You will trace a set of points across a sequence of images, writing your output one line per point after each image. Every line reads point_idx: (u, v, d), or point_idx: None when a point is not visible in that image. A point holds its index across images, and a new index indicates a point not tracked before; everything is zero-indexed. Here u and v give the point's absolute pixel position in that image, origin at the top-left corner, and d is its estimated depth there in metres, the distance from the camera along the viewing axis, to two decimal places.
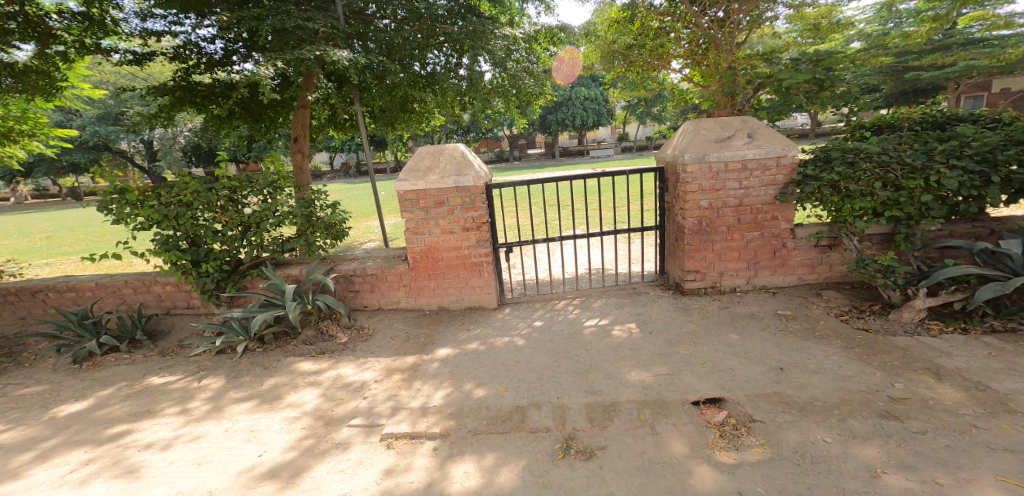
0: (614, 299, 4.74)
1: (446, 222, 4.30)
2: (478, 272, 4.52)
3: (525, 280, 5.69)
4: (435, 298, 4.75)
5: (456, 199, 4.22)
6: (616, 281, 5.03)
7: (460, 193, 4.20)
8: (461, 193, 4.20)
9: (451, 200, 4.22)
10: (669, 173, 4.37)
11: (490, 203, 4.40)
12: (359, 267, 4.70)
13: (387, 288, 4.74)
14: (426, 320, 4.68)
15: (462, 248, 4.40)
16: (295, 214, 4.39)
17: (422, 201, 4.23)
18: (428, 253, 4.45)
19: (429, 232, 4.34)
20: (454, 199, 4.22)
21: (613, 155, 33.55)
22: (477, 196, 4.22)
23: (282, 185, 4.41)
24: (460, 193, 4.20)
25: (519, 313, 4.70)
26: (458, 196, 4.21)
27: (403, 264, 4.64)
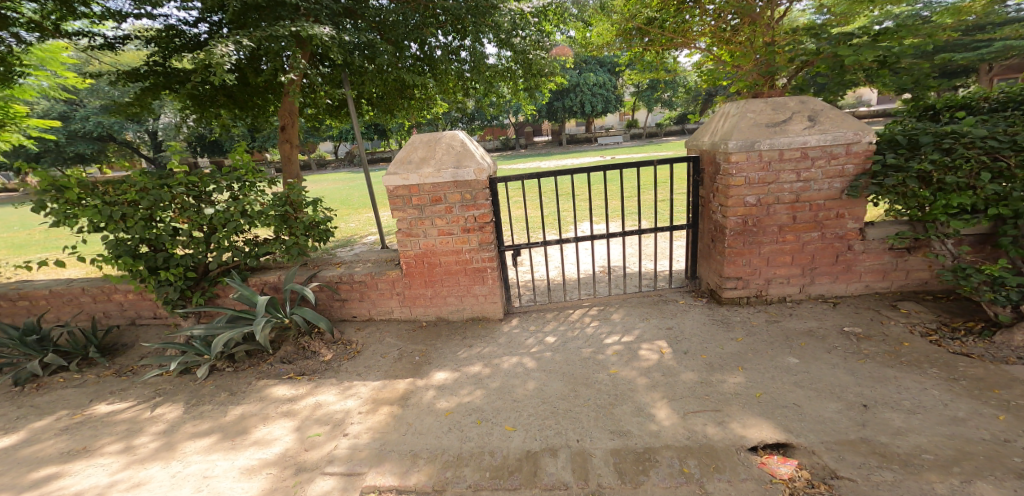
0: (638, 309, 4.10)
1: (444, 223, 3.66)
2: (481, 279, 3.88)
3: (534, 285, 5.05)
4: (433, 308, 4.13)
5: (455, 196, 3.57)
6: (640, 287, 4.37)
7: (460, 190, 3.56)
8: (460, 190, 3.55)
9: (450, 198, 3.58)
10: (705, 163, 3.66)
11: (494, 201, 3.75)
12: (346, 272, 4.09)
13: (378, 297, 4.14)
14: (423, 334, 4.09)
15: (464, 252, 3.75)
16: (269, 214, 3.67)
17: (415, 198, 3.59)
18: (423, 257, 3.81)
19: (424, 234, 3.70)
20: (452, 197, 3.58)
21: (623, 143, 32.52)
22: (479, 193, 3.57)
23: (252, 179, 3.71)
24: (459, 190, 3.56)
25: (529, 326, 4.08)
26: (457, 193, 3.56)
27: (396, 269, 4.02)
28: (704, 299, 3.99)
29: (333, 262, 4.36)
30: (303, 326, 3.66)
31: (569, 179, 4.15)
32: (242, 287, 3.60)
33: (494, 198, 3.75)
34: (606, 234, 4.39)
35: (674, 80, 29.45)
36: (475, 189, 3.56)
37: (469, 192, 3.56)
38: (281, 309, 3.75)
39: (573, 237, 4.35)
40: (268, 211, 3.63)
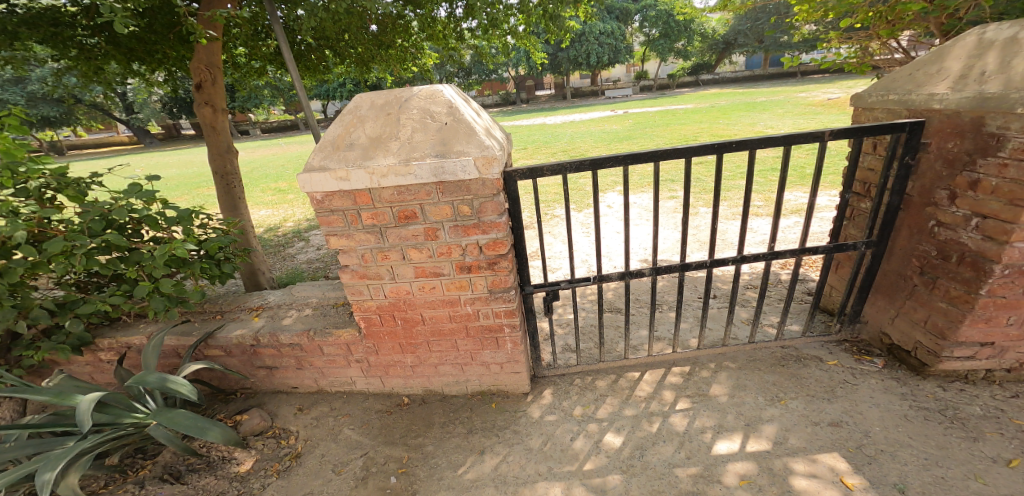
0: (754, 371, 2.45)
1: (422, 258, 1.92)
2: (494, 342, 2.26)
3: (567, 315, 3.37)
4: (418, 379, 2.55)
5: (440, 212, 1.79)
6: (753, 337, 2.59)
7: (450, 201, 1.76)
8: (450, 200, 1.76)
9: (430, 216, 1.80)
10: (948, 134, 1.74)
11: (513, 215, 1.97)
12: (265, 327, 2.39)
13: (327, 366, 2.53)
14: (404, 423, 2.52)
15: (462, 304, 2.09)
16: (75, 248, 1.87)
17: (365, 216, 1.82)
18: (393, 311, 2.16)
19: (390, 275, 2.00)
20: (435, 215, 1.80)
21: (634, 96, 29.79)
22: (489, 204, 1.77)
23: (19, 184, 1.96)
24: (449, 201, 1.77)
25: (573, 407, 2.46)
26: (446, 205, 1.77)
27: (347, 328, 2.34)
28: (881, 358, 2.32)
29: (249, 304, 2.60)
30: (172, 444, 2.08)
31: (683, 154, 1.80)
32: (29, 392, 1.97)
33: (514, 209, 1.96)
34: (725, 262, 2.11)
35: (692, 25, 26.46)
36: (478, 200, 1.76)
37: (470, 203, 1.77)
38: (137, 409, 2.24)
39: (653, 273, 2.16)
40: (59, 240, 1.85)
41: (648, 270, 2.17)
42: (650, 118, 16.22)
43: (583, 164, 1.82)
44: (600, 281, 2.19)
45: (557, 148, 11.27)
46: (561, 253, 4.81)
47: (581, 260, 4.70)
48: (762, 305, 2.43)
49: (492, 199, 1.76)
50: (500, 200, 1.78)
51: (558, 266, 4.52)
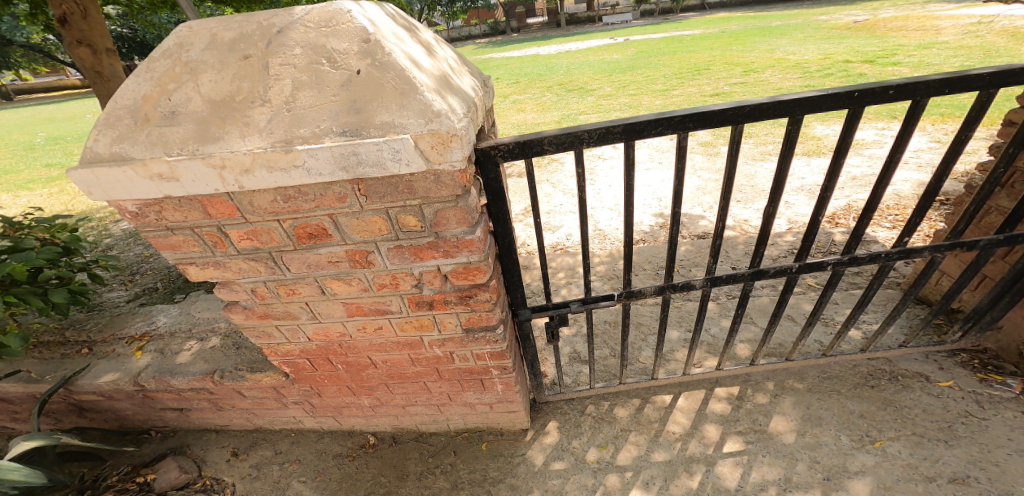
0: (831, 396, 1.86)
1: (353, 293, 1.19)
2: (478, 384, 1.61)
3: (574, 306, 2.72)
4: (384, 417, 1.85)
5: (367, 229, 1.03)
6: (829, 350, 1.93)
7: (381, 209, 0.99)
8: (380, 208, 0.99)
9: (353, 235, 1.04)
10: None
11: (496, 215, 1.22)
12: (149, 368, 1.66)
13: (255, 408, 1.83)
14: (370, 474, 1.82)
15: (427, 347, 1.41)
16: None
17: (235, 236, 1.03)
18: (327, 357, 1.46)
19: (306, 315, 1.27)
20: (360, 233, 1.03)
21: (633, 20, 27.34)
22: (449, 212, 1.02)
23: None
24: (380, 211, 1.00)
25: (586, 450, 1.87)
26: (375, 216, 1.00)
27: (263, 372, 1.59)
28: (1017, 378, 1.78)
29: (127, 331, 1.88)
30: None
31: (798, 107, 0.98)
32: None
33: (498, 208, 1.20)
34: (824, 268, 1.38)
35: None
36: (431, 208, 1.00)
37: (418, 210, 1.01)
38: None
39: (707, 283, 1.45)
40: None
41: (703, 282, 1.45)
42: (654, 44, 14.66)
43: (598, 131, 1.04)
44: (628, 299, 1.51)
45: (553, 80, 10.05)
46: (563, 207, 4.02)
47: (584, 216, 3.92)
48: (858, 316, 1.72)
49: (455, 204, 1.01)
50: (471, 206, 1.03)
51: (559, 225, 3.75)
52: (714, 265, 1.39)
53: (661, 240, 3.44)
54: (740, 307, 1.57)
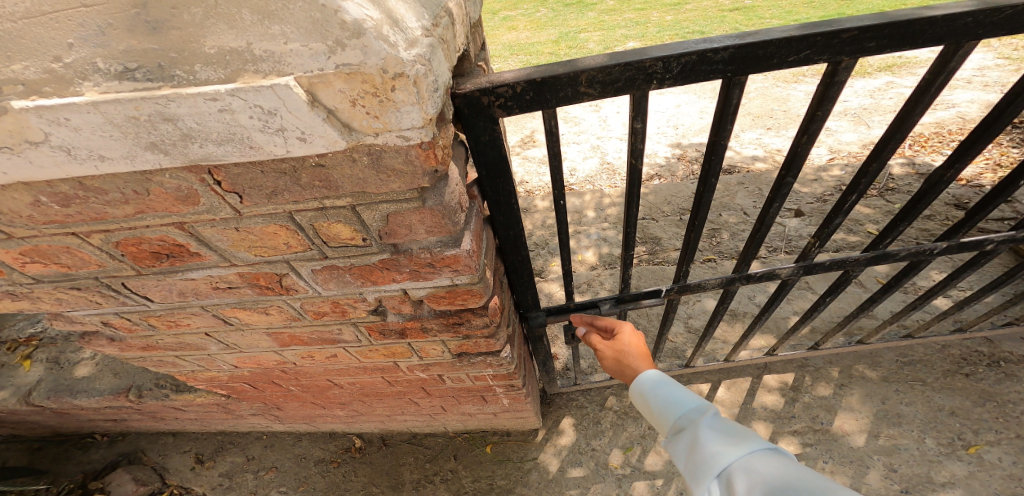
0: (913, 387, 1.51)
1: (277, 323, 0.77)
2: (477, 399, 1.26)
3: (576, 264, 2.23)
4: (367, 422, 1.48)
5: (265, 244, 0.59)
6: (918, 330, 1.49)
7: (283, 213, 0.55)
8: (278, 212, 0.55)
9: (244, 253, 0.61)
10: None
11: (493, 201, 0.77)
12: (42, 385, 1.22)
13: (205, 419, 1.39)
14: (360, 485, 1.54)
15: (406, 371, 1.03)
16: None
17: (9, 258, 0.60)
18: (274, 384, 1.08)
19: (215, 349, 0.86)
20: (256, 251, 0.60)
21: None
22: (410, 216, 0.60)
23: None
24: (283, 218, 0.56)
25: (608, 452, 1.51)
26: (272, 224, 0.56)
27: (195, 392, 1.15)
28: None
29: (9, 335, 1.41)
30: None
31: None
32: None
33: (496, 193, 0.76)
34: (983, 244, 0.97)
35: None
36: (380, 210, 0.58)
37: (355, 215, 0.57)
38: None
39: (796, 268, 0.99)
40: None
41: (793, 272, 1.01)
42: None
43: (685, 61, 0.57)
44: (681, 294, 1.07)
45: None
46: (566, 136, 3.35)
47: (591, 145, 3.23)
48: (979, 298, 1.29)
49: (420, 203, 0.58)
50: (451, 203, 0.60)
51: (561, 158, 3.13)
52: (819, 249, 0.94)
53: (681, 177, 2.80)
54: (837, 289, 1.12)
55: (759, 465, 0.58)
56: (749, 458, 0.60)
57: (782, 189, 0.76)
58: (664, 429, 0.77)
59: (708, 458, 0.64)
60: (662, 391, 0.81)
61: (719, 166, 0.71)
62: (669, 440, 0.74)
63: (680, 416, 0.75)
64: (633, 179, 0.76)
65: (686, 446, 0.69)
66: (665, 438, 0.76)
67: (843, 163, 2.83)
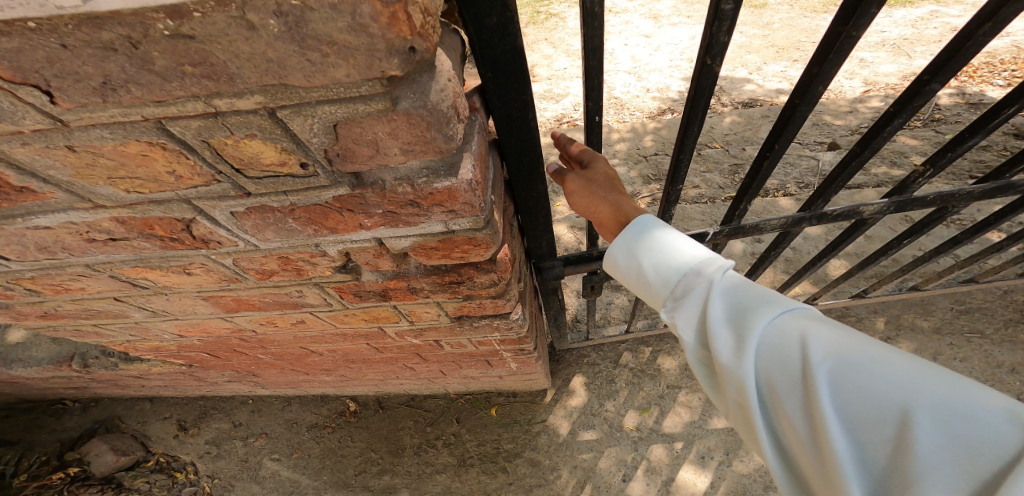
0: (968, 340, 1.35)
1: (211, 286, 0.57)
2: (482, 363, 1.09)
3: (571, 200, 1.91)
4: (359, 386, 1.33)
5: (133, 172, 0.38)
6: (983, 274, 1.31)
7: (145, 121, 0.34)
8: (135, 120, 0.34)
9: (108, 188, 0.40)
10: None
11: (503, 117, 0.53)
12: None
13: (177, 385, 1.24)
14: (358, 449, 1.43)
15: (395, 336, 0.85)
16: None
17: None
18: (237, 353, 0.90)
19: (140, 318, 0.66)
20: (125, 185, 0.40)
21: None
22: (373, 126, 0.38)
23: None
24: (151, 130, 0.35)
25: (623, 415, 1.38)
26: (132, 140, 0.35)
27: (149, 361, 0.98)
28: None
29: None
30: None
31: None
32: None
33: (506, 106, 0.51)
34: None
35: None
36: (321, 116, 0.36)
37: (276, 125, 0.36)
38: None
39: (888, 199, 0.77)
40: None
41: (882, 209, 0.77)
42: None
43: None
44: (730, 237, 0.82)
45: None
46: (568, 71, 2.82)
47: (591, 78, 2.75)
48: None
49: (387, 106, 0.36)
50: (440, 107, 0.37)
51: (564, 93, 2.68)
52: (927, 181, 0.71)
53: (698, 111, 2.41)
54: (923, 228, 0.92)
55: (827, 351, 0.36)
56: (803, 337, 0.38)
57: (918, 99, 0.51)
58: (657, 296, 0.52)
59: (735, 339, 0.41)
60: (654, 244, 0.54)
61: (838, 67, 0.48)
62: (667, 311, 0.50)
63: (682, 276, 0.50)
64: (703, 85, 0.52)
65: (695, 321, 0.46)
66: (660, 306, 0.52)
67: (880, 96, 2.25)
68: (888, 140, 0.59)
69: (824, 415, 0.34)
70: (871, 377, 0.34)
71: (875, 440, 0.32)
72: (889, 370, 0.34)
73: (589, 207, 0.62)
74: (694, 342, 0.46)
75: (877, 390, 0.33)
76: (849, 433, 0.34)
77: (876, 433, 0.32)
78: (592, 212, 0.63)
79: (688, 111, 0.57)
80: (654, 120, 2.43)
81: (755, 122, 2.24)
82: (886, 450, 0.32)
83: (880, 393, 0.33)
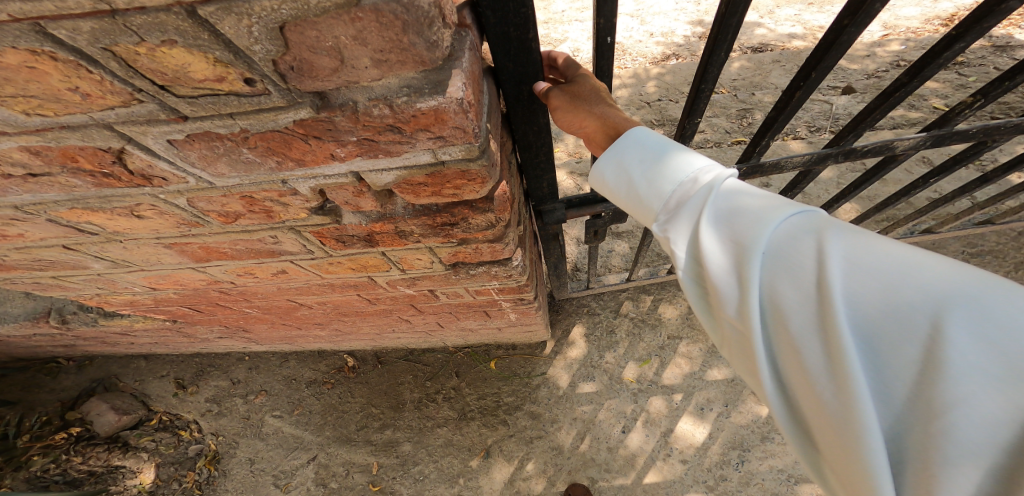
0: None
1: (173, 231, 0.51)
2: (480, 315, 1.05)
3: (569, 148, 1.80)
4: (356, 341, 1.30)
5: (25, 91, 0.30)
6: (1000, 217, 1.25)
7: (17, 23, 0.25)
8: (3, 20, 0.25)
9: (1, 110, 0.32)
10: None
11: (498, 36, 0.44)
12: None
13: (167, 342, 1.20)
14: (359, 405, 1.42)
15: (387, 286, 0.79)
16: None
17: None
18: (222, 307, 0.85)
19: (102, 268, 0.60)
20: (21, 106, 0.31)
21: None
22: (332, 28, 0.29)
23: None
24: (31, 34, 0.26)
25: (623, 366, 1.37)
26: (9, 48, 0.27)
27: (131, 316, 0.93)
28: None
29: None
30: None
31: None
32: None
33: (502, 22, 0.42)
34: None
35: None
36: (259, 14, 0.27)
37: (200, 28, 0.27)
38: None
39: (923, 131, 0.70)
40: None
41: (917, 144, 0.70)
42: None
43: None
44: (746, 178, 0.75)
45: None
46: (567, 14, 2.60)
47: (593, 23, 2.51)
48: None
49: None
50: (418, 4, 0.29)
51: (563, 38, 2.48)
52: (973, 114, 0.63)
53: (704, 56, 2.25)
54: (956, 166, 0.81)
55: (853, 262, 0.28)
56: (817, 240, 0.31)
57: (988, 18, 0.44)
58: (646, 212, 0.44)
59: (737, 250, 0.34)
60: (647, 153, 0.46)
61: None
62: (658, 226, 0.42)
63: (675, 185, 0.42)
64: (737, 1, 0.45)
65: (688, 234, 0.38)
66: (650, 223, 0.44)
67: (901, 38, 2.02)
68: (944, 68, 0.51)
69: (845, 330, 0.27)
70: (911, 285, 0.26)
71: (906, 357, 0.26)
72: (927, 273, 0.27)
73: (573, 122, 0.52)
74: (685, 260, 0.38)
75: (913, 294, 0.26)
76: (874, 352, 0.27)
77: (910, 351, 0.26)
78: (578, 128, 0.53)
79: (716, 31, 0.49)
80: (658, 66, 2.27)
81: (766, 66, 2.08)
82: (922, 369, 0.25)
83: (916, 300, 0.26)
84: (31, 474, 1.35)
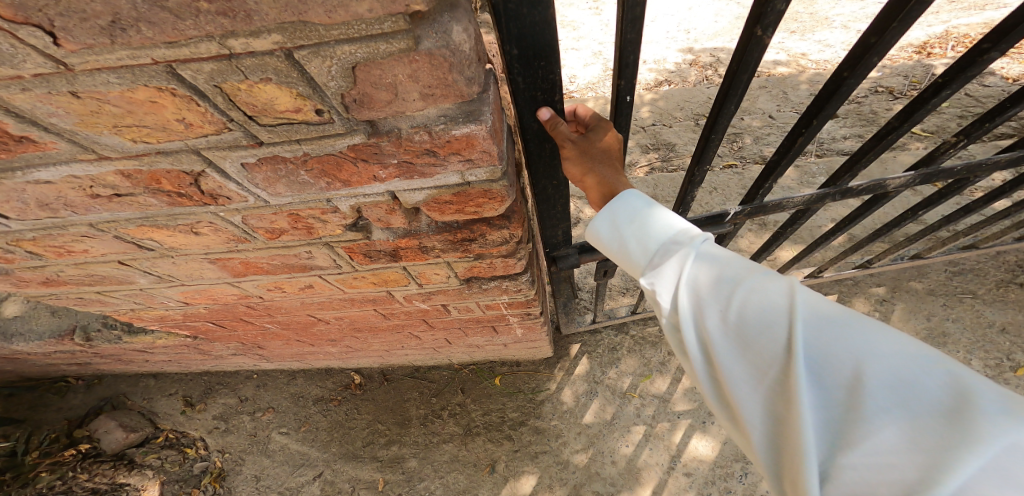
0: (961, 301, 1.38)
1: (221, 247, 0.56)
2: (487, 330, 1.10)
3: None
4: (364, 357, 1.33)
5: (141, 121, 0.36)
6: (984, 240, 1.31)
7: (155, 66, 0.32)
8: (145, 63, 0.31)
9: (114, 138, 0.38)
10: None
11: (526, 98, 0.47)
12: None
13: (181, 359, 1.23)
14: (365, 421, 1.44)
15: (403, 301, 0.84)
16: None
17: None
18: (244, 322, 0.89)
19: (146, 283, 0.65)
20: (131, 134, 0.37)
21: None
22: (394, 68, 0.35)
23: None
24: (162, 75, 0.32)
25: (625, 381, 1.40)
26: (141, 86, 0.33)
27: (154, 332, 0.96)
28: None
29: None
30: None
31: None
32: None
33: (532, 86, 0.46)
34: None
35: None
36: (340, 57, 0.33)
37: (293, 68, 0.33)
38: None
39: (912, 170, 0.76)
40: None
41: (907, 182, 0.76)
42: None
43: None
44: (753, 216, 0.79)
45: None
46: (564, 43, 2.73)
47: (590, 52, 2.64)
48: None
49: (409, 44, 0.34)
50: (462, 48, 0.35)
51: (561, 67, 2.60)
52: (956, 153, 0.70)
53: (694, 84, 2.37)
54: (941, 199, 0.88)
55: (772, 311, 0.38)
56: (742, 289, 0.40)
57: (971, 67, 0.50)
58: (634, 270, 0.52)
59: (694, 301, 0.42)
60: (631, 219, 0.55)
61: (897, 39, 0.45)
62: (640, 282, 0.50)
63: (664, 243, 0.50)
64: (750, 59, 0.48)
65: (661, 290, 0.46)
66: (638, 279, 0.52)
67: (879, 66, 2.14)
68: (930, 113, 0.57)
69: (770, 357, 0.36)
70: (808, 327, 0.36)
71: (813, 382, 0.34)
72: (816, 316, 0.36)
73: (576, 175, 0.56)
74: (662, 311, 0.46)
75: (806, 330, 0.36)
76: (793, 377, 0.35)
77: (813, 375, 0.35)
78: (578, 181, 0.57)
79: (728, 86, 0.53)
80: (651, 92, 2.39)
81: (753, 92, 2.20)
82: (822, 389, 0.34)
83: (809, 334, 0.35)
84: (38, 491, 1.35)
